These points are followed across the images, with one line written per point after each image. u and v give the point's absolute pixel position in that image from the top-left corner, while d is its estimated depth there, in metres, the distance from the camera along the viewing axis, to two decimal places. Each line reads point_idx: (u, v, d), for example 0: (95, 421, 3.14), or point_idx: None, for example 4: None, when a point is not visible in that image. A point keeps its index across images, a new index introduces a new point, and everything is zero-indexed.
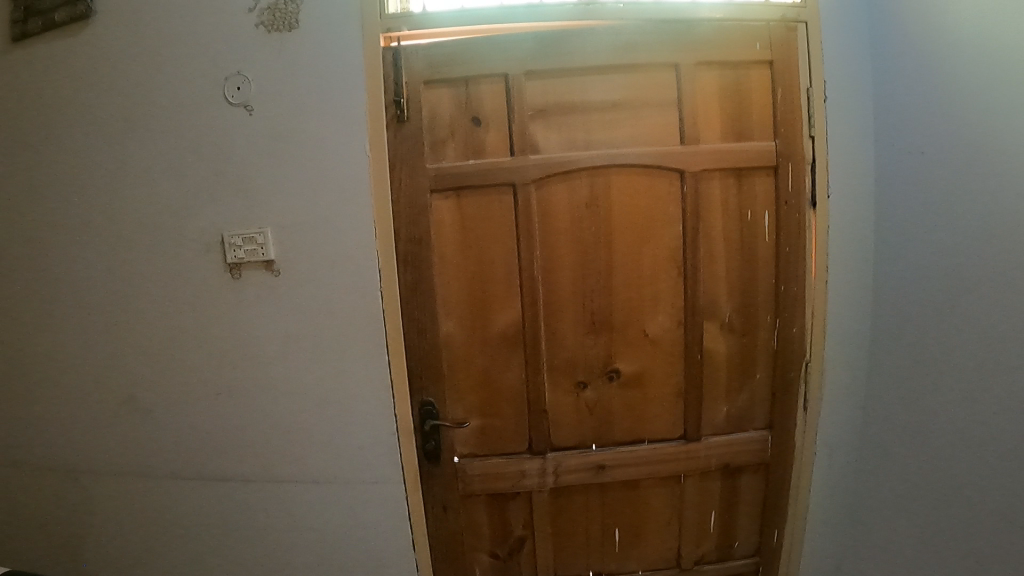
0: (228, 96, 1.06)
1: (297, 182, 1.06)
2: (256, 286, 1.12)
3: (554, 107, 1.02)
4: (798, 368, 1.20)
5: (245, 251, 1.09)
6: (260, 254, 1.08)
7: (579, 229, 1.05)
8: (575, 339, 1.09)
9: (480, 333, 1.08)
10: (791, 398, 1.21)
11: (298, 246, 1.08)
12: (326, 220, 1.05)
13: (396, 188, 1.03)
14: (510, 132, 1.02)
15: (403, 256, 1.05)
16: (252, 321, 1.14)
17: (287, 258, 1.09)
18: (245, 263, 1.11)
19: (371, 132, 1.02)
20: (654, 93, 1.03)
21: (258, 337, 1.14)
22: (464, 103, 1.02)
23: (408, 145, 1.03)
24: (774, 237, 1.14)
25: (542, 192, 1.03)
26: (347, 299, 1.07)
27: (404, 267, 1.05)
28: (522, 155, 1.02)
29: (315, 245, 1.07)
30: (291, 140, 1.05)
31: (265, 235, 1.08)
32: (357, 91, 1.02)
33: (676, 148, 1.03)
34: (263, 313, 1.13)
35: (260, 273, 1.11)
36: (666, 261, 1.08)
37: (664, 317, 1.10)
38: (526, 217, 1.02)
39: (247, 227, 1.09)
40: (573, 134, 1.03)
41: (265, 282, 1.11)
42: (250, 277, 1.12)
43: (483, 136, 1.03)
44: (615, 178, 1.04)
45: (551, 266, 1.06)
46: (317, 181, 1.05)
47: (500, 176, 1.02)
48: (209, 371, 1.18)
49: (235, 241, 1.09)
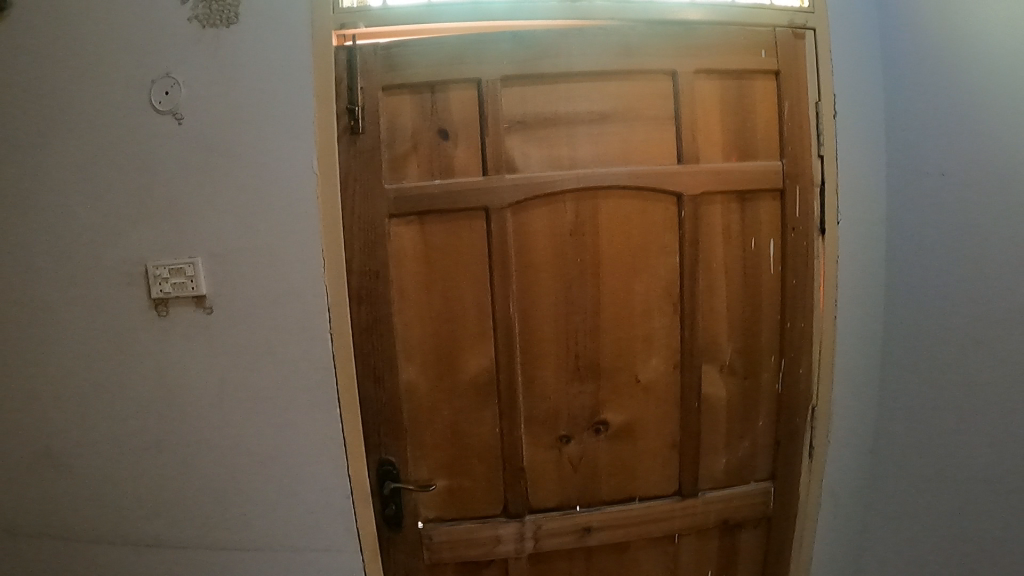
0: (155, 102, 0.90)
1: (233, 205, 0.90)
2: (187, 325, 0.95)
3: (533, 117, 0.87)
4: (804, 414, 1.06)
5: (172, 284, 0.93)
6: (190, 288, 0.92)
7: (562, 259, 0.89)
8: (557, 387, 0.93)
9: (447, 380, 0.92)
10: (797, 447, 1.07)
11: (236, 280, 0.91)
12: (268, 251, 0.90)
13: (347, 211, 0.86)
14: (482, 146, 0.86)
15: (356, 292, 0.88)
16: (184, 364, 0.97)
17: (223, 293, 0.92)
18: (175, 298, 0.95)
19: (321, 146, 0.86)
20: (648, 104, 0.90)
21: (191, 384, 0.97)
22: (428, 113, 0.86)
23: (363, 161, 0.86)
24: (782, 267, 1.00)
25: (519, 216, 0.87)
26: (293, 341, 0.92)
27: (357, 305, 0.88)
28: (496, 174, 0.85)
29: (255, 279, 0.91)
30: (226, 155, 0.89)
31: (195, 267, 0.91)
32: (304, 98, 0.87)
33: (674, 168, 0.89)
34: (196, 356, 0.96)
35: (191, 310, 0.95)
36: (662, 297, 0.93)
37: (658, 361, 0.95)
38: (502, 247, 0.87)
39: (175, 256, 0.92)
40: (556, 149, 0.87)
41: (197, 320, 0.95)
42: (179, 314, 0.95)
43: (450, 151, 0.86)
44: (605, 201, 0.89)
45: (531, 303, 0.90)
46: (257, 204, 0.89)
47: (471, 198, 0.85)
48: (132, 423, 1.00)
49: (159, 273, 0.93)
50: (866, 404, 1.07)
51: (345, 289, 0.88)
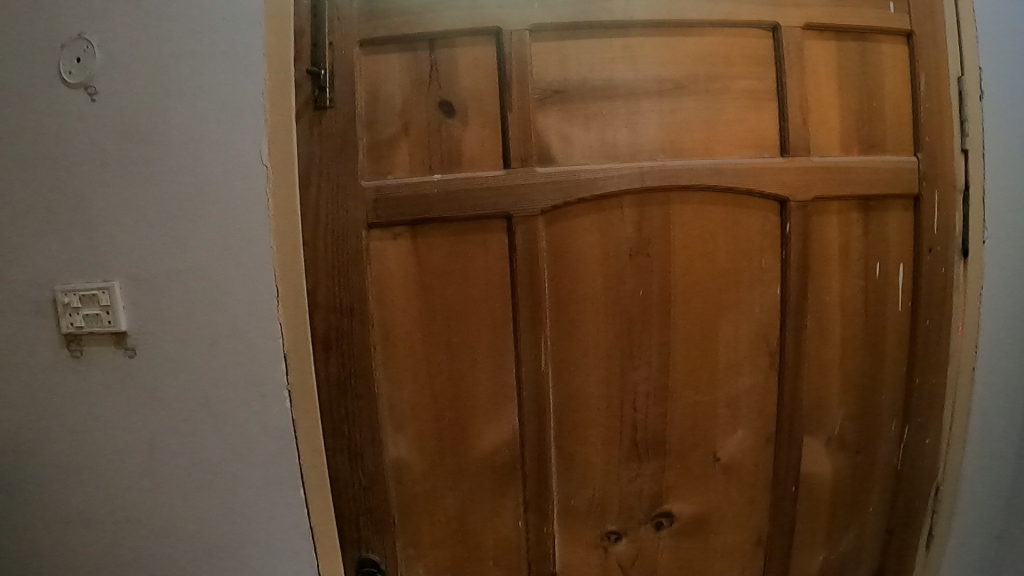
0: (65, 73, 0.62)
1: (160, 209, 0.62)
2: (108, 372, 0.67)
3: (576, 83, 0.58)
4: (925, 495, 0.78)
5: (85, 317, 0.65)
6: (107, 324, 0.64)
7: (619, 291, 0.60)
8: (606, 471, 0.64)
9: (450, 459, 0.62)
10: (911, 537, 0.79)
11: (169, 313, 0.63)
12: (207, 277, 0.62)
13: (313, 213, 0.58)
14: (504, 127, 0.56)
15: (319, 334, 0.60)
16: (90, 429, 0.68)
17: (151, 330, 0.64)
18: (91, 334, 0.66)
19: (274, 128, 0.58)
20: (739, 71, 0.62)
21: (102, 458, 0.69)
22: (423, 80, 0.57)
23: (333, 148, 0.57)
24: (912, 303, 0.73)
25: (553, 229, 0.58)
26: (245, 402, 0.63)
27: (324, 357, 0.60)
28: (522, 168, 0.56)
29: (190, 314, 0.63)
30: (151, 141, 0.61)
31: (111, 295, 0.63)
32: (257, 58, 0.58)
33: (774, 162, 0.62)
34: (122, 416, 0.67)
35: (111, 352, 0.66)
36: (753, 343, 0.66)
37: (744, 433, 0.68)
38: (532, 274, 0.57)
39: (85, 276, 0.65)
40: (610, 132, 0.58)
41: (120, 368, 0.66)
42: (98, 359, 0.67)
43: (456, 133, 0.57)
44: (678, 207, 0.61)
45: (576, 357, 0.60)
46: (192, 210, 0.61)
47: (487, 201, 0.56)
48: (29, 505, 0.72)
49: (67, 301, 0.65)
50: (1001, 486, 0.78)
51: (307, 330, 0.60)
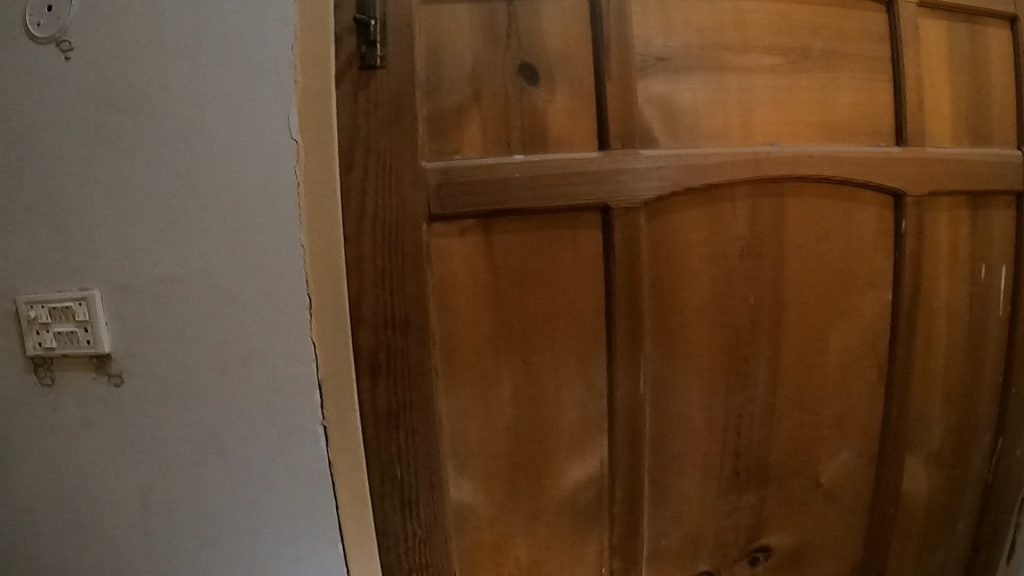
0: (33, 25, 0.49)
1: (153, 198, 0.49)
2: (86, 403, 0.54)
3: (684, 52, 0.50)
4: (1012, 509, 0.71)
5: (56, 335, 0.52)
6: (85, 344, 0.52)
7: (729, 298, 0.52)
8: (703, 505, 0.55)
9: (525, 500, 0.51)
10: (995, 554, 0.72)
11: (164, 329, 0.50)
12: (213, 285, 0.48)
13: (356, 200, 0.45)
14: (600, 101, 0.47)
15: (362, 356, 0.47)
16: (63, 470, 0.55)
17: (141, 350, 0.51)
18: (63, 357, 0.53)
19: (304, 93, 0.45)
20: (853, 49, 0.55)
21: (78, 507, 0.56)
22: (499, 39, 0.46)
23: (383, 120, 0.45)
24: (1012, 305, 0.66)
25: (654, 226, 0.49)
26: (263, 441, 0.50)
27: (370, 386, 0.47)
28: (623, 148, 0.47)
29: (192, 331, 0.50)
30: (141, 111, 0.48)
31: (90, 306, 0.51)
32: (284, 7, 0.45)
33: (895, 153, 0.55)
34: (103, 456, 0.54)
35: (88, 380, 0.53)
36: (860, 353, 0.58)
37: (848, 455, 0.60)
38: (632, 278, 0.47)
39: (54, 285, 0.52)
40: (723, 110, 0.50)
41: (102, 398, 0.53)
42: (74, 387, 0.54)
43: (542, 106, 0.46)
44: (794, 204, 0.53)
45: (676, 376, 0.52)
46: (195, 199, 0.48)
47: (581, 188, 0.46)
48: None
49: (32, 316, 0.52)
50: None
51: (348, 350, 0.47)
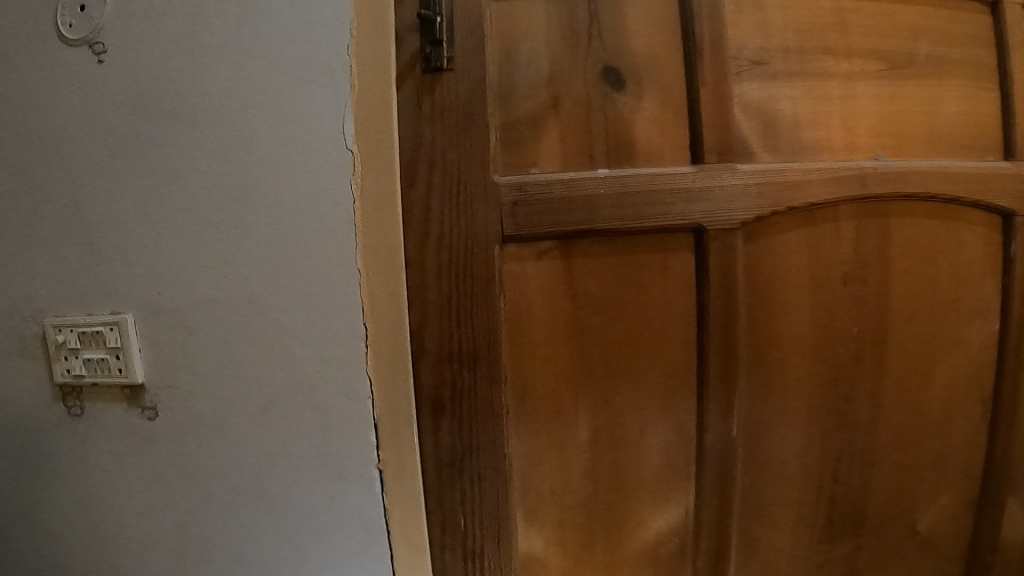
0: (64, 25, 0.45)
1: (193, 216, 0.44)
2: (118, 436, 0.49)
3: (780, 56, 0.46)
4: None
5: (86, 362, 0.48)
6: (116, 373, 0.47)
7: (829, 329, 0.48)
8: (793, 556, 0.50)
9: (601, 553, 0.46)
10: None
11: (204, 359, 0.46)
12: (258, 312, 0.44)
13: (420, 217, 0.40)
14: (693, 113, 0.43)
15: (425, 393, 0.42)
16: (90, 508, 0.51)
17: (177, 382, 0.47)
18: (93, 386, 0.49)
19: (361, 98, 0.40)
20: (960, 52, 0.50)
21: (105, 548, 0.51)
22: (579, 40, 0.41)
23: (449, 129, 0.39)
24: None
25: (751, 251, 0.45)
26: (311, 484, 0.45)
27: (433, 425, 0.42)
28: (721, 164, 0.43)
29: (234, 362, 0.45)
30: (182, 120, 0.44)
31: (122, 333, 0.46)
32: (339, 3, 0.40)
33: (1007, 169, 0.49)
34: (137, 495, 0.50)
35: (120, 412, 0.49)
36: (965, 388, 0.52)
37: (949, 501, 0.53)
38: (728, 307, 0.43)
39: (87, 308, 0.47)
40: (824, 119, 0.47)
41: (135, 432, 0.49)
42: (105, 418, 0.49)
43: (627, 114, 0.41)
44: (900, 225, 0.48)
45: (767, 412, 0.48)
46: (238, 217, 0.43)
47: (675, 207, 0.42)
48: None
49: (60, 341, 0.48)
50: None
51: (407, 386, 0.42)
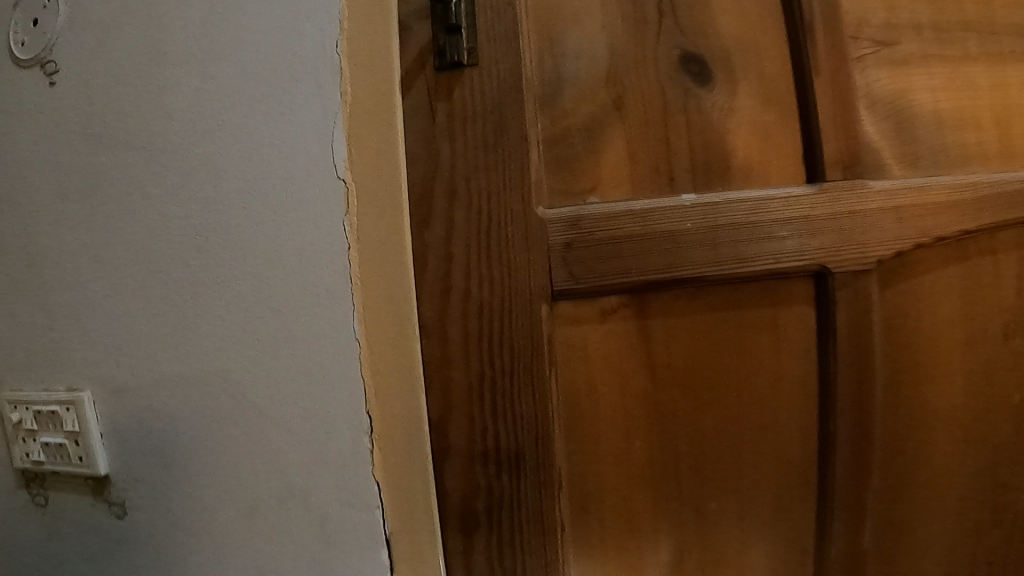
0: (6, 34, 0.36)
1: (149, 270, 0.33)
2: (89, 536, 0.37)
3: (911, 35, 0.35)
4: None
5: (44, 448, 0.36)
6: (77, 462, 0.35)
7: (992, 398, 0.35)
8: None
9: None
10: None
11: (165, 453, 0.34)
12: (231, 394, 0.32)
13: (438, 268, 0.29)
14: (806, 115, 0.32)
15: (449, 513, 0.30)
16: None
17: (138, 485, 0.35)
18: (56, 474, 0.37)
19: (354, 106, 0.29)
20: None
21: None
22: (647, 21, 0.30)
23: (470, 146, 0.29)
24: None
25: (887, 300, 0.34)
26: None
27: (463, 561, 0.30)
28: (847, 181, 0.32)
29: (203, 459, 0.33)
30: (136, 143, 0.33)
31: (79, 415, 0.35)
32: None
33: None
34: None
35: (87, 506, 0.37)
36: None
37: None
38: (863, 376, 0.32)
39: (33, 377, 0.37)
40: (973, 115, 0.35)
41: (104, 536, 0.36)
42: (71, 514, 0.37)
43: (717, 118, 0.31)
44: None
45: (908, 512, 0.35)
46: (206, 265, 0.32)
47: (790, 242, 0.30)
48: None
49: (15, 420, 0.37)
50: None
51: (427, 500, 0.30)
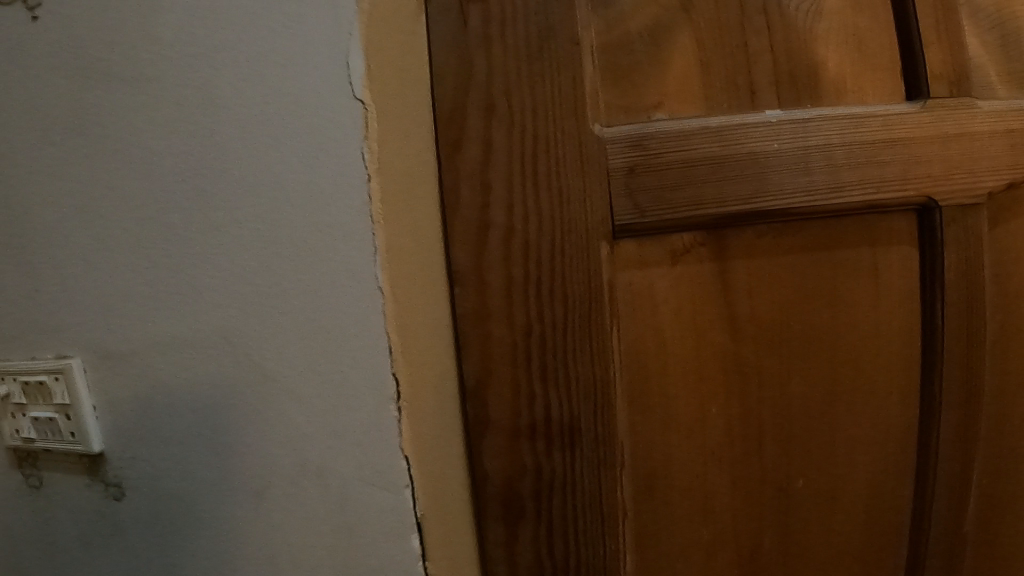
0: None
1: (127, 205, 0.26)
2: (85, 525, 0.29)
3: None
4: None
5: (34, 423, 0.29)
6: (68, 439, 0.28)
7: None
8: None
9: None
10: None
11: (156, 427, 0.27)
12: (230, 355, 0.26)
13: (472, 202, 0.24)
14: (902, 11, 0.27)
15: (487, 498, 0.25)
16: None
17: (128, 470, 0.28)
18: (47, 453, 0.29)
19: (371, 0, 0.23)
20: None
21: None
22: None
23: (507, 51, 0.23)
24: None
25: (996, 241, 0.28)
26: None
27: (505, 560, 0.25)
28: (957, 98, 0.26)
29: (200, 432, 0.26)
30: (83, 34, 0.25)
31: (68, 385, 0.27)
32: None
33: None
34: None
35: (82, 488, 0.29)
36: None
37: None
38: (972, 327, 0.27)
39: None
40: None
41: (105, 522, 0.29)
42: (60, 495, 0.29)
43: (802, 23, 0.25)
44: None
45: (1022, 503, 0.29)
46: (198, 198, 0.25)
47: (892, 169, 0.25)
48: None
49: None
50: None
51: (462, 481, 0.25)
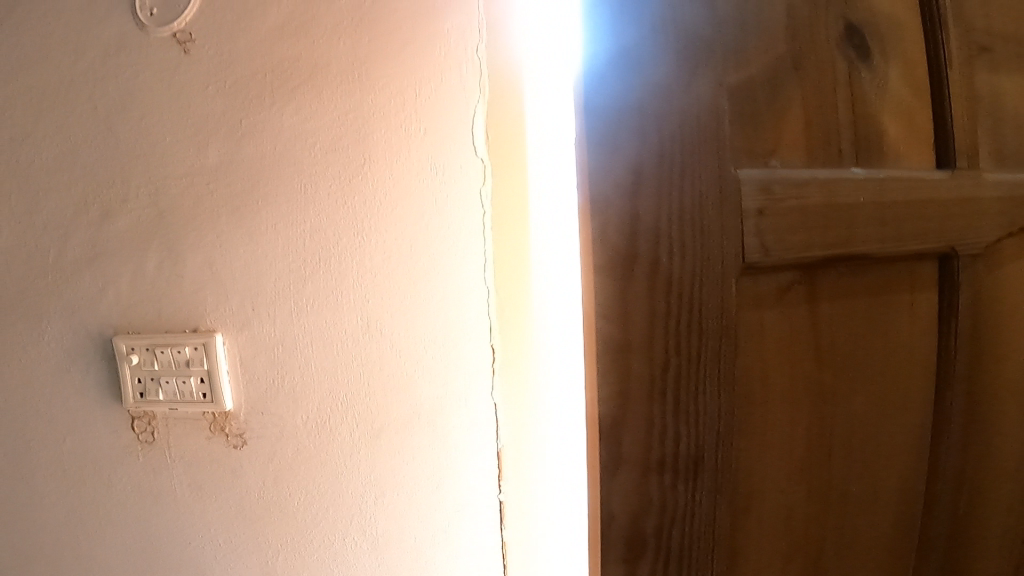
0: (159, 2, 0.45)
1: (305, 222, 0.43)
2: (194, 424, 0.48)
3: None
4: None
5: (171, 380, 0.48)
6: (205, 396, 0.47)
7: None
8: None
9: None
10: None
11: None
12: None
13: (620, 234, 0.25)
14: (939, 94, 0.32)
15: (614, 539, 0.26)
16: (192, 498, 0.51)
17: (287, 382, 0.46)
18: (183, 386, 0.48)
19: None
20: None
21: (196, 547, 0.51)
22: None
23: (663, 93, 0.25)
24: None
25: (1001, 284, 0.34)
26: (408, 505, 0.45)
27: None
28: (975, 169, 0.32)
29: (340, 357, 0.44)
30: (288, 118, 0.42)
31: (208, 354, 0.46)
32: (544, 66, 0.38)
33: None
34: (214, 532, 0.50)
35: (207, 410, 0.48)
36: None
37: None
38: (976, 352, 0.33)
39: (176, 330, 0.48)
40: None
41: (219, 462, 0.48)
42: (178, 449, 0.50)
43: (872, 95, 0.30)
44: None
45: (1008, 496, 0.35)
46: None
47: (934, 225, 0.31)
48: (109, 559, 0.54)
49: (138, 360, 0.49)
50: None
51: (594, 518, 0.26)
